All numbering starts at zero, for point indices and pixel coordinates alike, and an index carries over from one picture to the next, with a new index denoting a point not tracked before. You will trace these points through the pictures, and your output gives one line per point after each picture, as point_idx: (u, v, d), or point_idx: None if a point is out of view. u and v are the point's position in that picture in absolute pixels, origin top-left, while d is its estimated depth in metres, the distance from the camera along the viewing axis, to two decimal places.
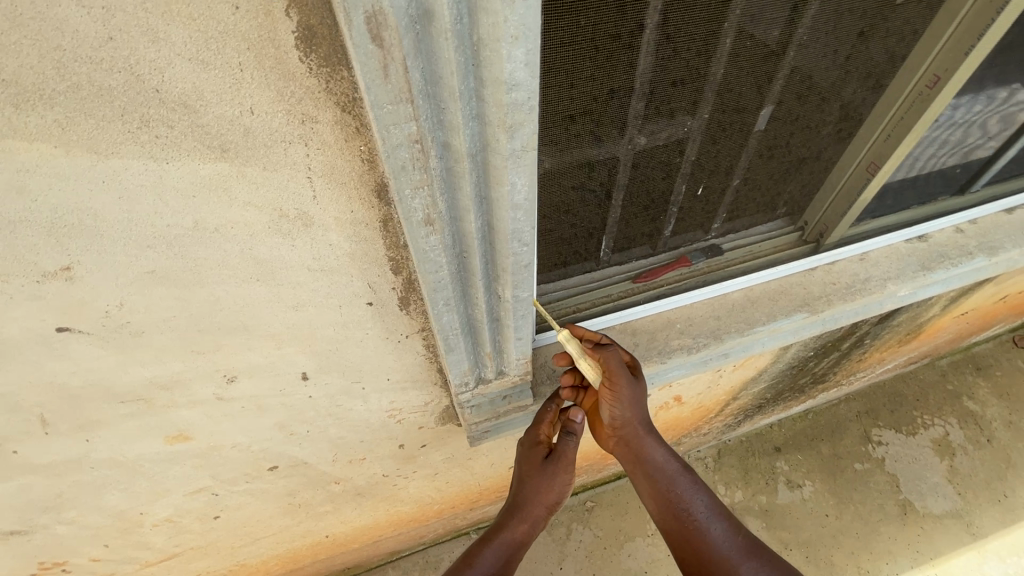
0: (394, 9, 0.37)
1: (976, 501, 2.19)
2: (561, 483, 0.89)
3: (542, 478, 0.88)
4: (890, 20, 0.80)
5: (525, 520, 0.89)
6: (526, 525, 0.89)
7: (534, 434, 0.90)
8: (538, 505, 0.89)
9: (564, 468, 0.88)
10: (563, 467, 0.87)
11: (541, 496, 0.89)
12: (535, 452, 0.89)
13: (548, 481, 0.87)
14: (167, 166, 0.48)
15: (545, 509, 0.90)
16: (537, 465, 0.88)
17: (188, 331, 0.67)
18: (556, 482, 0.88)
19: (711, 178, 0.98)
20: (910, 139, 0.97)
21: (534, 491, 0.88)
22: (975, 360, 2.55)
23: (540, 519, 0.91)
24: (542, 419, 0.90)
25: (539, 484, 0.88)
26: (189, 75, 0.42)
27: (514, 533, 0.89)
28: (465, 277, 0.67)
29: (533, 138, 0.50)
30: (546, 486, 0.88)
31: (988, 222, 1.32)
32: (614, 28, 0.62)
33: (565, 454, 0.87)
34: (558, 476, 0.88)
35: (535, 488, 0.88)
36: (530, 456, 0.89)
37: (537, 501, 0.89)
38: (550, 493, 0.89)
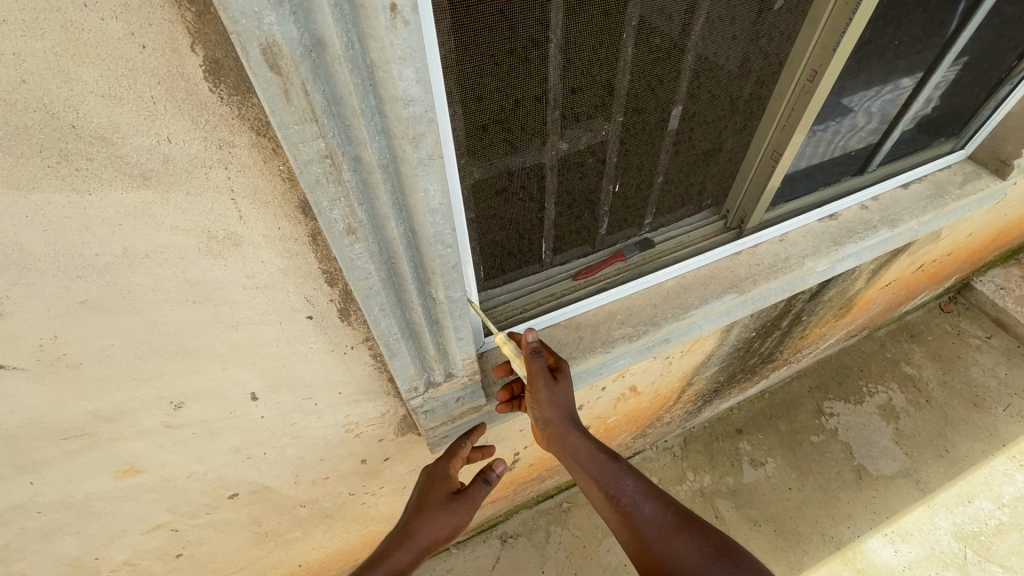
0: (286, 40, 0.41)
1: (922, 459, 2.32)
2: (456, 518, 0.92)
3: (440, 512, 0.91)
4: (762, 24, 0.90)
5: (408, 550, 0.87)
6: (408, 554, 0.86)
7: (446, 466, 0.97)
8: (427, 539, 0.88)
9: (465, 507, 0.93)
10: (467, 506, 0.93)
11: (433, 529, 0.89)
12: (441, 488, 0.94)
13: (448, 516, 0.92)
14: (90, 196, 0.51)
15: (430, 545, 0.89)
16: (440, 499, 0.93)
17: (128, 359, 0.68)
18: (453, 517, 0.92)
19: (630, 175, 1.06)
20: (802, 128, 1.08)
21: (428, 519, 0.90)
22: (908, 328, 2.75)
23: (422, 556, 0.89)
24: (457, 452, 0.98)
25: (435, 517, 0.91)
26: (103, 110, 0.45)
27: (396, 561, 0.85)
28: (397, 282, 0.71)
29: (438, 147, 0.55)
30: (441, 518, 0.91)
31: (888, 197, 1.46)
32: (509, 44, 0.68)
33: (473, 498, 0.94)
34: (458, 514, 0.93)
35: (432, 518, 0.90)
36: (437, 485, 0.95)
37: (427, 533, 0.89)
38: (440, 529, 0.90)
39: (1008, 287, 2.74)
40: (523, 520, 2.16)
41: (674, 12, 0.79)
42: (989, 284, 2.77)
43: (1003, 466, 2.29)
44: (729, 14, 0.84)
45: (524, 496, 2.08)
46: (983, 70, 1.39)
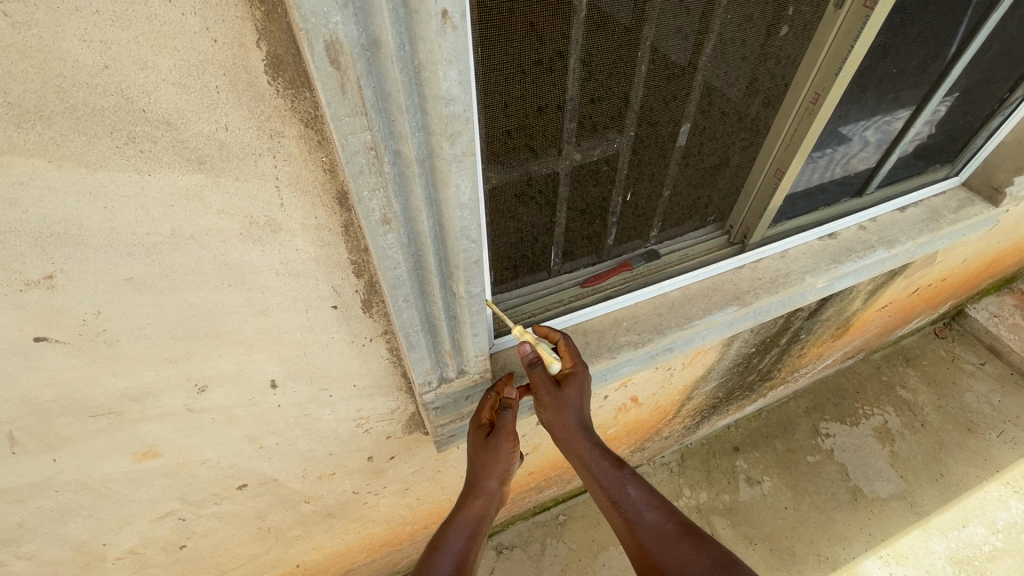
0: (347, 38, 0.46)
1: (917, 483, 2.33)
2: (506, 451, 0.97)
3: (488, 453, 0.95)
4: (770, 47, 0.96)
5: (480, 495, 0.97)
6: (482, 500, 0.96)
7: (476, 417, 1.00)
8: (491, 477, 0.97)
9: (504, 437, 0.95)
10: (503, 435, 0.94)
11: (491, 467, 0.96)
12: (478, 432, 0.98)
13: (494, 451, 0.95)
14: (149, 177, 0.54)
15: (497, 481, 0.98)
16: (481, 440, 0.96)
17: (161, 338, 0.71)
18: (500, 450, 0.95)
19: (640, 186, 1.10)
20: (805, 147, 1.13)
21: (481, 465, 0.96)
22: (904, 352, 2.79)
23: (494, 494, 0.98)
24: (483, 404, 1.01)
25: (486, 459, 0.96)
26: (172, 97, 0.49)
27: (473, 509, 0.96)
28: (421, 274, 0.75)
29: (471, 145, 0.60)
30: (492, 457, 0.95)
31: (886, 219, 1.51)
32: (537, 55, 0.73)
33: (504, 424, 0.94)
34: (502, 444, 0.95)
35: (483, 462, 0.96)
36: (474, 436, 0.98)
37: (487, 473, 0.96)
38: (498, 464, 0.97)
39: (1001, 315, 2.79)
40: (519, 530, 2.16)
41: (688, 32, 0.85)
42: (983, 311, 2.82)
43: (996, 491, 2.31)
44: (740, 37, 0.90)
45: (522, 506, 2.08)
46: (975, 101, 1.45)
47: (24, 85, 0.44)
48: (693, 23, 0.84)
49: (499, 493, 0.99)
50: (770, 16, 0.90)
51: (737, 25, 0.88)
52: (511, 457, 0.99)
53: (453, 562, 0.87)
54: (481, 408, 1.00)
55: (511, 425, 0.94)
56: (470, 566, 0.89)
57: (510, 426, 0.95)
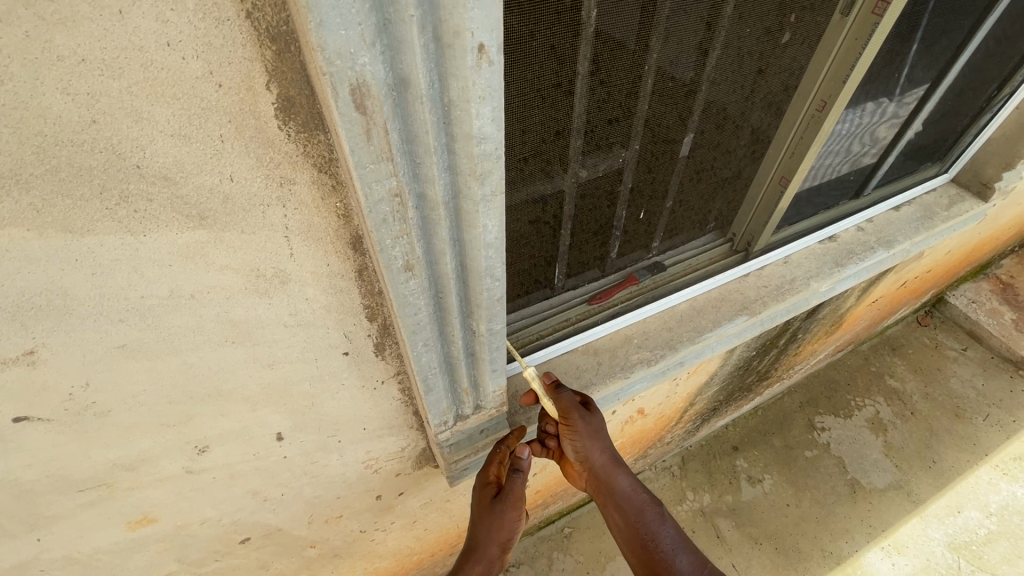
0: (375, 80, 0.40)
1: (911, 471, 2.35)
2: (511, 519, 0.95)
3: (493, 518, 0.95)
4: (779, 58, 0.93)
5: (480, 561, 0.97)
6: (481, 566, 0.97)
7: (484, 474, 0.97)
8: (493, 545, 0.96)
9: (511, 506, 0.94)
10: (510, 503, 0.93)
11: (495, 535, 0.96)
12: (485, 492, 0.96)
13: (500, 518, 0.95)
14: (144, 238, 0.48)
15: (498, 549, 0.97)
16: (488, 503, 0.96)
17: (158, 404, 0.64)
18: (505, 519, 0.94)
19: (650, 202, 1.07)
20: (811, 156, 1.09)
21: (486, 529, 0.96)
22: (890, 342, 2.82)
23: (495, 559, 0.99)
24: (491, 459, 0.97)
25: (491, 524, 0.96)
26: (171, 149, 0.43)
27: (472, 574, 0.97)
28: (441, 316, 0.70)
29: (501, 184, 0.55)
30: (496, 523, 0.95)
31: (882, 219, 1.51)
32: (555, 78, 0.69)
33: (512, 491, 0.93)
34: (508, 512, 0.94)
35: (488, 528, 0.95)
36: (480, 496, 0.97)
37: (490, 540, 0.96)
38: (502, 531, 0.96)
39: (980, 300, 2.84)
40: (526, 547, 2.11)
41: (702, 45, 0.81)
42: (962, 297, 2.86)
43: (987, 475, 2.35)
44: (752, 49, 0.87)
45: (528, 522, 2.02)
46: (966, 98, 1.46)
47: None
48: (709, 36, 0.80)
49: (499, 560, 1.00)
50: (782, 25, 0.87)
51: (750, 36, 0.84)
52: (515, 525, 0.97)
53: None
54: (489, 467, 0.97)
55: (520, 491, 0.93)
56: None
57: (517, 494, 0.94)
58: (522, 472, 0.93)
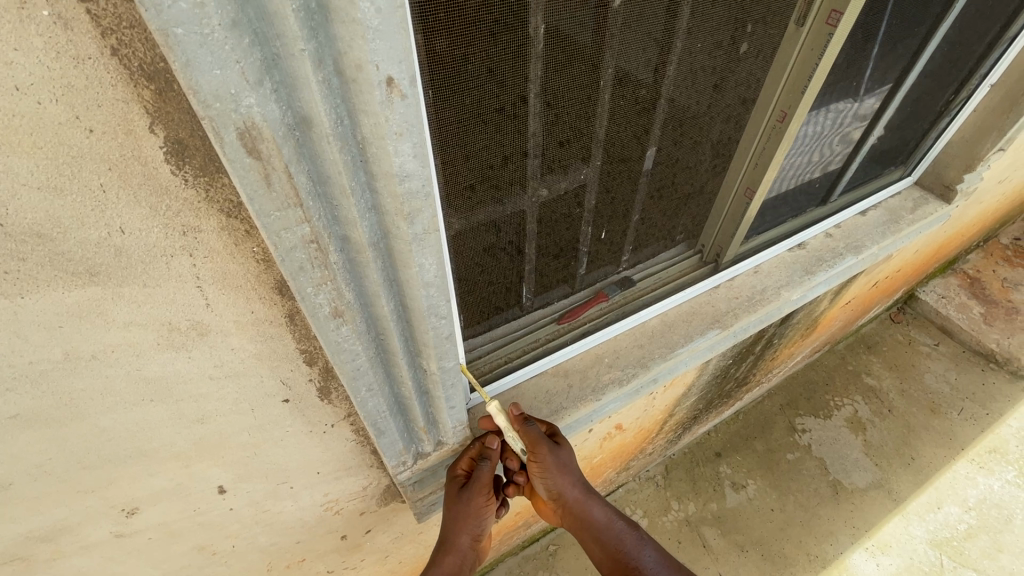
0: (267, 121, 0.36)
1: (891, 469, 2.32)
2: (480, 508, 0.86)
3: (459, 510, 0.85)
4: (736, 72, 0.91)
5: (451, 552, 0.88)
6: (451, 559, 0.88)
7: (452, 469, 0.89)
8: (463, 535, 0.87)
9: (478, 493, 0.84)
10: (477, 491, 0.84)
11: (463, 524, 0.86)
12: (452, 484, 0.87)
13: (467, 508, 0.85)
14: (23, 301, 0.43)
15: (470, 539, 0.88)
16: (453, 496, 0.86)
17: (70, 471, 0.58)
18: (472, 509, 0.85)
19: (612, 222, 1.04)
20: (773, 168, 1.08)
21: (453, 521, 0.86)
22: (866, 340, 2.80)
23: (467, 550, 0.89)
24: (464, 453, 0.90)
25: (458, 515, 0.86)
26: (40, 203, 0.38)
27: (443, 568, 0.87)
28: (385, 358, 0.65)
29: (434, 221, 0.50)
30: (463, 514, 0.85)
31: (849, 224, 1.51)
32: (498, 102, 0.65)
33: (478, 479, 0.84)
34: (475, 500, 0.85)
35: (455, 519, 0.86)
36: (448, 489, 0.88)
37: (458, 530, 0.87)
38: (471, 520, 0.87)
39: (949, 296, 2.83)
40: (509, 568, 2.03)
41: (655, 61, 0.78)
42: (931, 293, 2.85)
43: (965, 469, 2.33)
44: (708, 64, 0.85)
45: (510, 543, 1.95)
46: (926, 103, 1.47)
47: None
48: (661, 52, 0.77)
49: (474, 551, 0.91)
50: (736, 38, 0.84)
51: (704, 51, 0.82)
52: (485, 513, 0.88)
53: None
54: (459, 459, 0.89)
55: (487, 479, 0.84)
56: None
57: (484, 481, 0.85)
58: (489, 459, 0.86)
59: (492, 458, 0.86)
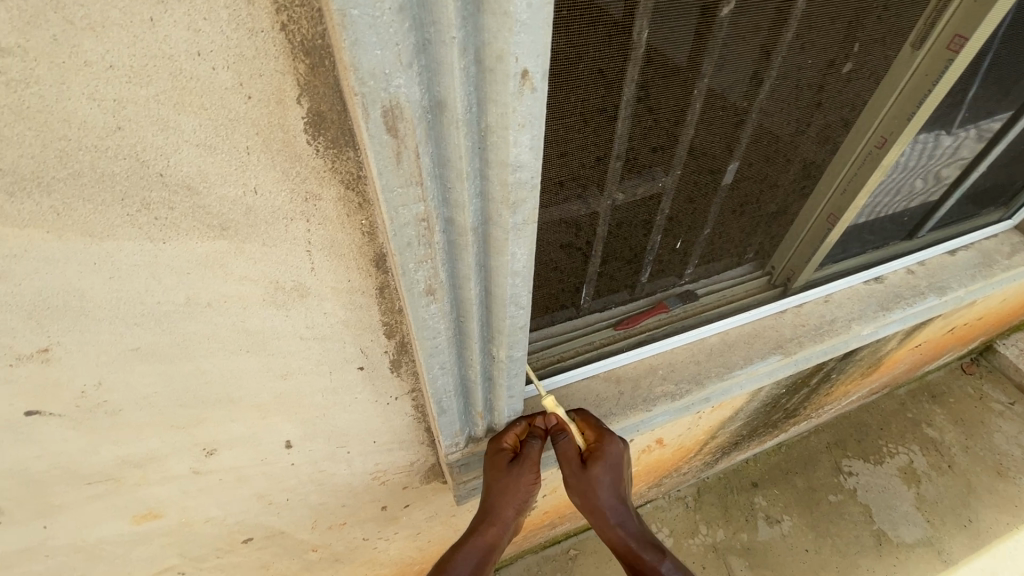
0: (409, 102, 0.38)
1: (944, 528, 2.08)
2: (528, 482, 0.85)
3: (508, 482, 0.84)
4: (840, 94, 0.88)
5: (495, 523, 0.86)
6: (496, 529, 0.86)
7: (496, 441, 0.87)
8: (508, 508, 0.86)
9: (528, 468, 0.84)
10: (527, 467, 0.83)
11: (510, 497, 0.85)
12: (499, 456, 0.85)
13: (517, 480, 0.83)
14: (164, 246, 0.47)
15: (515, 513, 0.87)
16: (501, 468, 0.84)
17: (168, 406, 0.63)
18: (522, 482, 0.83)
19: (688, 233, 1.04)
20: (864, 195, 1.03)
21: (500, 493, 0.84)
22: (930, 388, 2.49)
23: (510, 523, 0.88)
24: (508, 429, 0.88)
25: (505, 488, 0.84)
26: (195, 159, 0.42)
27: (485, 538, 0.86)
28: (460, 339, 0.67)
29: (534, 213, 0.51)
30: (512, 486, 0.84)
31: (935, 262, 1.42)
32: (600, 102, 0.66)
33: (529, 455, 0.84)
34: (524, 475, 0.83)
35: (502, 491, 0.84)
36: (494, 460, 0.86)
37: (504, 502, 0.85)
38: (518, 494, 0.85)
39: None
40: (528, 565, 1.91)
41: (759, 73, 0.76)
42: (1013, 347, 2.56)
43: None
44: (812, 81, 0.82)
45: (530, 541, 1.84)
46: None
47: (20, 150, 0.37)
48: (767, 65, 0.75)
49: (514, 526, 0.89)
50: (846, 57, 0.81)
51: (812, 68, 0.79)
52: (531, 488, 0.86)
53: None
54: (503, 433, 0.88)
55: (537, 457, 0.84)
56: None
57: (535, 456, 0.85)
58: (538, 438, 0.86)
59: (541, 437, 0.86)
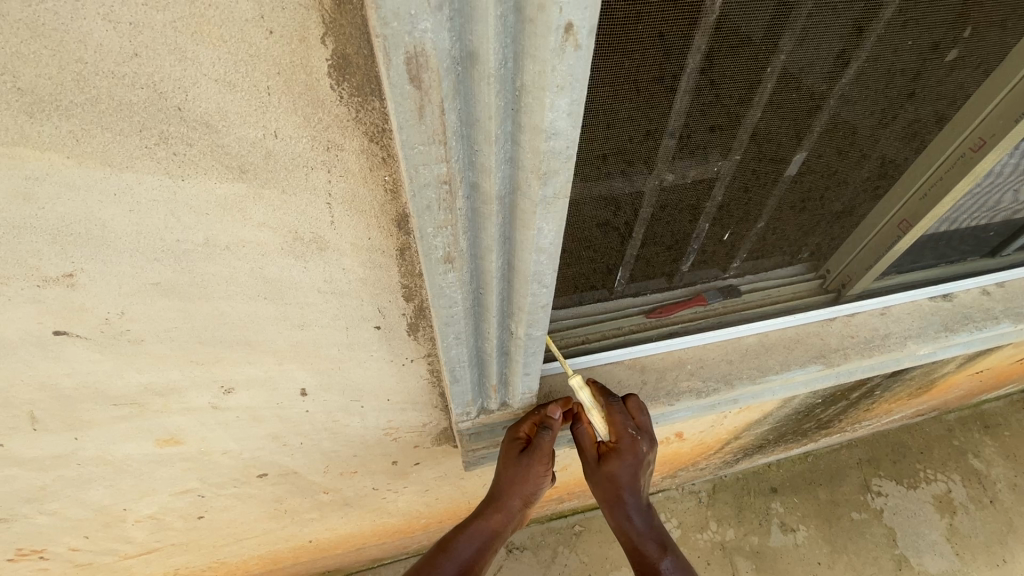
0: (436, 50, 0.34)
1: (973, 565, 1.97)
2: (536, 474, 0.87)
3: (516, 471, 0.86)
4: (939, 83, 0.77)
5: (500, 510, 0.89)
6: (500, 516, 0.89)
7: (514, 428, 0.88)
8: (515, 497, 0.88)
9: (537, 459, 0.83)
10: (536, 458, 0.83)
11: (518, 486, 0.87)
12: (512, 445, 0.87)
13: (524, 471, 0.85)
14: (183, 183, 0.46)
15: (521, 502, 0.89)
16: (512, 457, 0.86)
17: (188, 342, 0.64)
18: (530, 473, 0.85)
19: (739, 224, 0.96)
20: (947, 203, 0.92)
21: (508, 482, 0.87)
22: (984, 418, 2.30)
23: (515, 512, 0.91)
24: (528, 416, 0.88)
25: (515, 476, 0.87)
26: (214, 95, 0.40)
27: (489, 523, 0.90)
28: (479, 311, 0.64)
29: (567, 187, 0.47)
30: (520, 476, 0.86)
31: (1017, 285, 1.27)
32: (657, 71, 0.60)
33: (539, 447, 0.82)
34: (534, 467, 0.85)
35: (510, 480, 0.87)
36: (507, 449, 0.87)
37: (511, 491, 0.88)
38: (527, 484, 0.87)
39: None
40: (532, 534, 1.94)
41: (846, 53, 0.67)
42: None
43: None
44: (908, 67, 0.72)
45: (536, 512, 1.86)
46: None
47: (37, 70, 0.36)
48: (856, 44, 0.66)
49: (520, 514, 0.92)
50: (953, 42, 0.71)
51: (910, 51, 0.69)
52: (540, 480, 0.88)
53: (456, 570, 0.87)
54: (521, 423, 0.88)
55: (548, 449, 0.83)
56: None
57: (546, 449, 0.84)
58: (551, 429, 0.83)
59: (554, 428, 0.83)
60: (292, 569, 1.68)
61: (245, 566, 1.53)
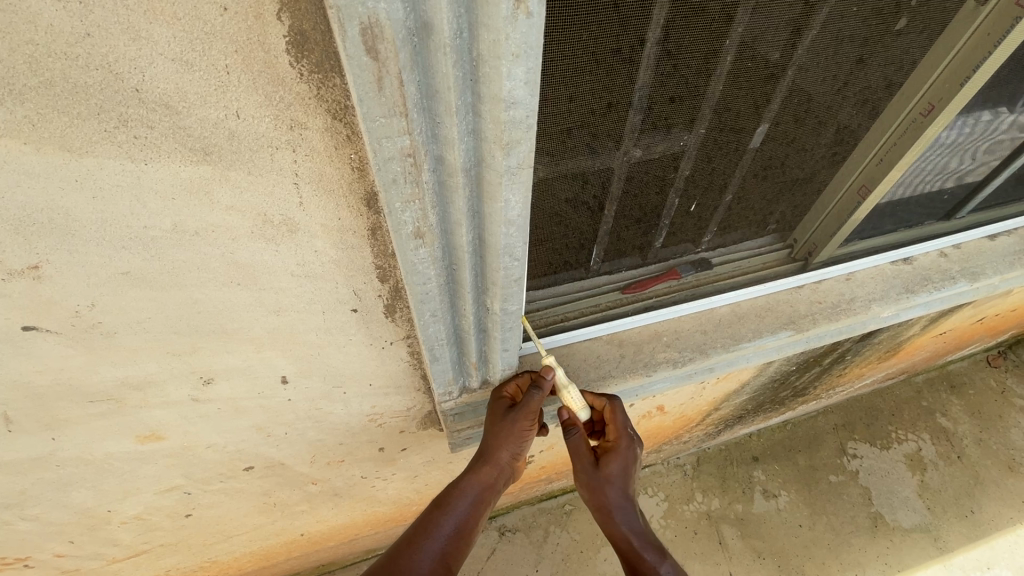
0: (390, 21, 0.35)
1: (944, 517, 2.06)
2: (524, 431, 0.86)
3: (502, 427, 0.85)
4: (889, 48, 0.80)
5: (490, 464, 0.88)
6: (491, 470, 0.88)
7: (498, 390, 0.90)
8: (504, 451, 0.87)
9: (523, 417, 0.84)
10: (523, 414, 0.84)
11: (505, 442, 0.86)
12: (499, 405, 0.88)
13: (512, 426, 0.85)
14: (145, 167, 0.46)
15: (511, 456, 0.88)
16: (499, 415, 0.87)
17: (162, 332, 0.64)
18: (517, 430, 0.85)
19: (705, 196, 0.98)
20: (902, 166, 0.96)
21: (495, 436, 0.86)
22: (950, 378, 2.40)
23: (505, 465, 0.89)
24: (512, 380, 0.90)
25: (500, 432, 0.86)
26: (172, 75, 0.40)
27: (481, 477, 0.89)
28: (453, 288, 0.65)
29: (530, 157, 0.48)
30: (508, 431, 0.85)
31: (972, 247, 1.33)
32: (616, 43, 0.61)
33: (527, 405, 0.84)
34: (518, 424, 0.85)
35: (497, 436, 0.86)
36: (493, 407, 0.88)
37: (500, 445, 0.86)
38: (514, 440, 0.86)
39: None
40: (523, 515, 1.97)
41: (798, 21, 0.69)
42: None
43: None
44: (857, 33, 0.75)
45: (526, 493, 1.89)
46: None
47: None
48: (807, 13, 0.69)
49: (511, 469, 0.91)
50: (898, 9, 0.74)
51: (858, 17, 0.72)
52: (527, 435, 0.87)
53: (453, 525, 0.86)
54: (507, 384, 0.90)
55: (536, 408, 0.84)
56: (467, 533, 0.88)
57: (534, 409, 0.85)
58: (540, 389, 0.85)
59: (543, 389, 0.85)
60: (285, 565, 1.68)
61: (237, 564, 1.53)
